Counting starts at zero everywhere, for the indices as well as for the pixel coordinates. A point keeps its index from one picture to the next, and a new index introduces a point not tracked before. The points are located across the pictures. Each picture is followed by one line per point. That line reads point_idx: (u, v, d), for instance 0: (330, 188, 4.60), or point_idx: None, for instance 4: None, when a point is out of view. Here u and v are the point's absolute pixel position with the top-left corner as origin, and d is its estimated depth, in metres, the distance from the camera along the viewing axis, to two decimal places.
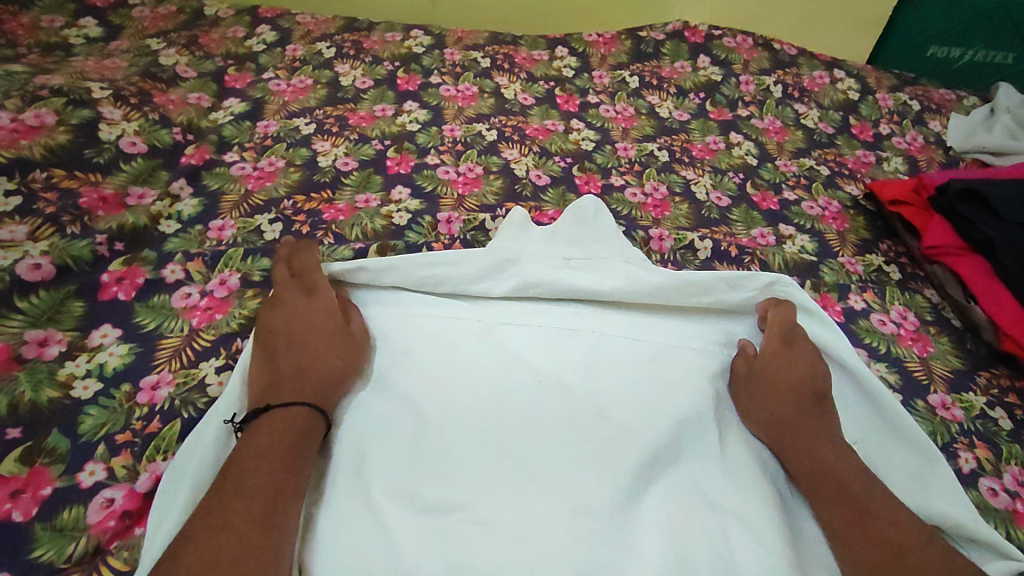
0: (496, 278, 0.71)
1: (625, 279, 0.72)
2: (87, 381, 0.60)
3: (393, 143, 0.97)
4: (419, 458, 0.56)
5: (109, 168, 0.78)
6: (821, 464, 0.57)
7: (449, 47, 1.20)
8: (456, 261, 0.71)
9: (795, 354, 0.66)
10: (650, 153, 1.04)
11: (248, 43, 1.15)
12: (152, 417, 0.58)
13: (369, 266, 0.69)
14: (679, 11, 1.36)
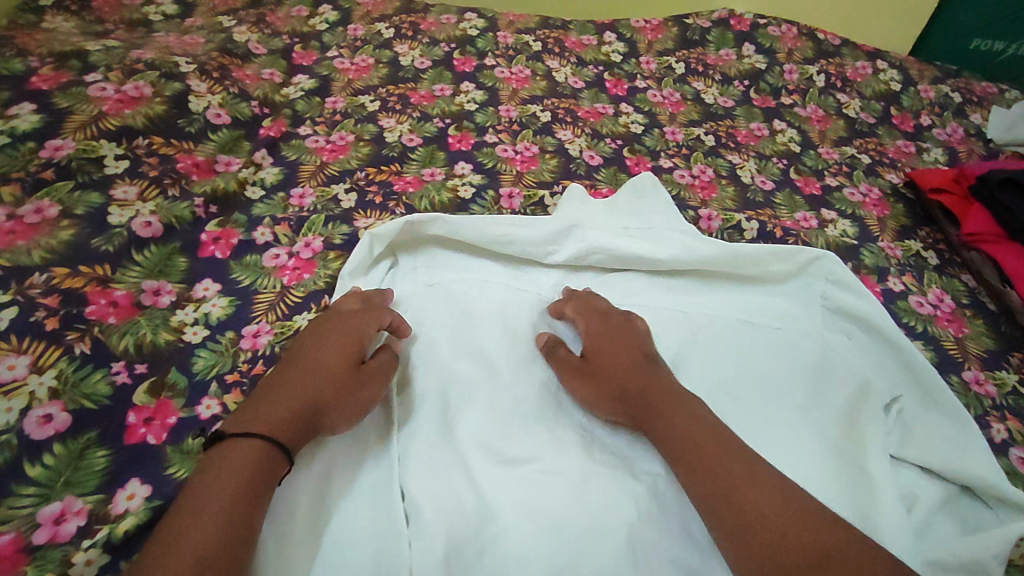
0: (558, 244, 0.78)
1: (678, 250, 0.79)
2: (196, 327, 0.67)
3: (453, 121, 1.02)
4: (500, 413, 0.63)
5: (200, 137, 0.84)
6: (673, 428, 0.57)
7: (502, 30, 1.25)
8: (525, 224, 0.77)
9: (607, 328, 0.67)
10: (696, 137, 1.08)
11: (311, 22, 1.21)
12: (256, 361, 0.65)
13: (444, 218, 0.75)
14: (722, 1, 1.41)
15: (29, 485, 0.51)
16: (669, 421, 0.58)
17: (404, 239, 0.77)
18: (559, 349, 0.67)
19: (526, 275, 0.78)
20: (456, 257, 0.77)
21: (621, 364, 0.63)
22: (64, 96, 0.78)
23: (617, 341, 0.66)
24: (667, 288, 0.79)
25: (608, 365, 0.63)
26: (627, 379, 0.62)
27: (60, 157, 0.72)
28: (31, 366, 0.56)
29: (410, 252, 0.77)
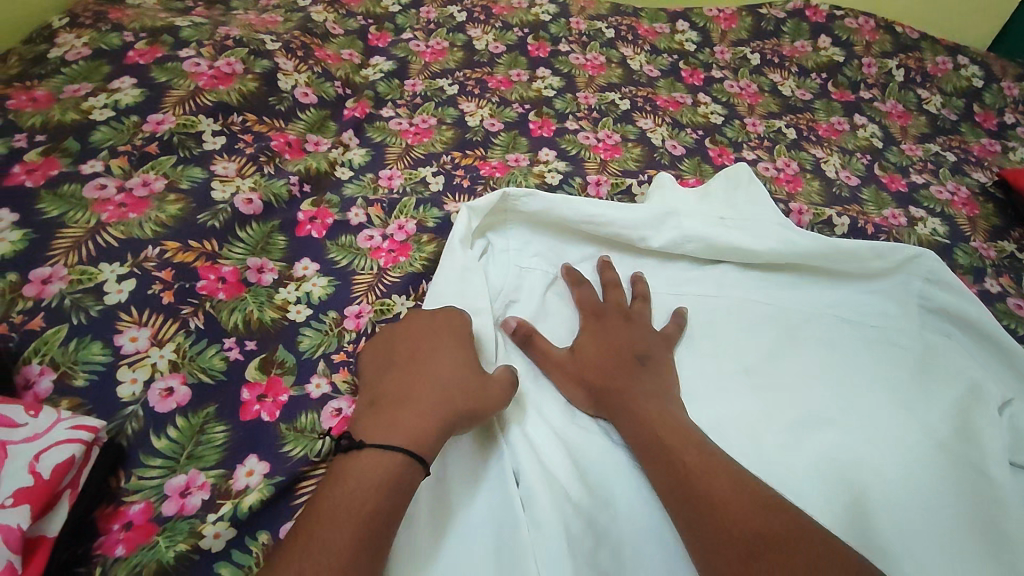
0: (656, 229, 0.76)
1: (778, 241, 0.76)
2: (300, 306, 0.65)
3: (533, 107, 1.00)
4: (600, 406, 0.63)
5: (290, 116, 0.84)
6: (646, 424, 0.57)
7: (575, 17, 1.23)
8: (621, 207, 0.75)
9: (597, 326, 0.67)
10: (778, 130, 1.05)
11: (384, 4, 1.20)
12: (361, 342, 0.64)
13: (539, 195, 0.73)
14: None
15: (156, 457, 0.51)
16: (637, 416, 0.58)
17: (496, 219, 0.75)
18: (535, 337, 0.65)
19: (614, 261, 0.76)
20: (548, 238, 0.76)
21: (598, 360, 0.63)
22: (162, 71, 0.80)
23: (607, 336, 0.65)
24: (762, 282, 0.77)
25: (585, 362, 0.63)
26: (603, 375, 0.62)
27: (162, 132, 0.73)
28: (151, 339, 0.56)
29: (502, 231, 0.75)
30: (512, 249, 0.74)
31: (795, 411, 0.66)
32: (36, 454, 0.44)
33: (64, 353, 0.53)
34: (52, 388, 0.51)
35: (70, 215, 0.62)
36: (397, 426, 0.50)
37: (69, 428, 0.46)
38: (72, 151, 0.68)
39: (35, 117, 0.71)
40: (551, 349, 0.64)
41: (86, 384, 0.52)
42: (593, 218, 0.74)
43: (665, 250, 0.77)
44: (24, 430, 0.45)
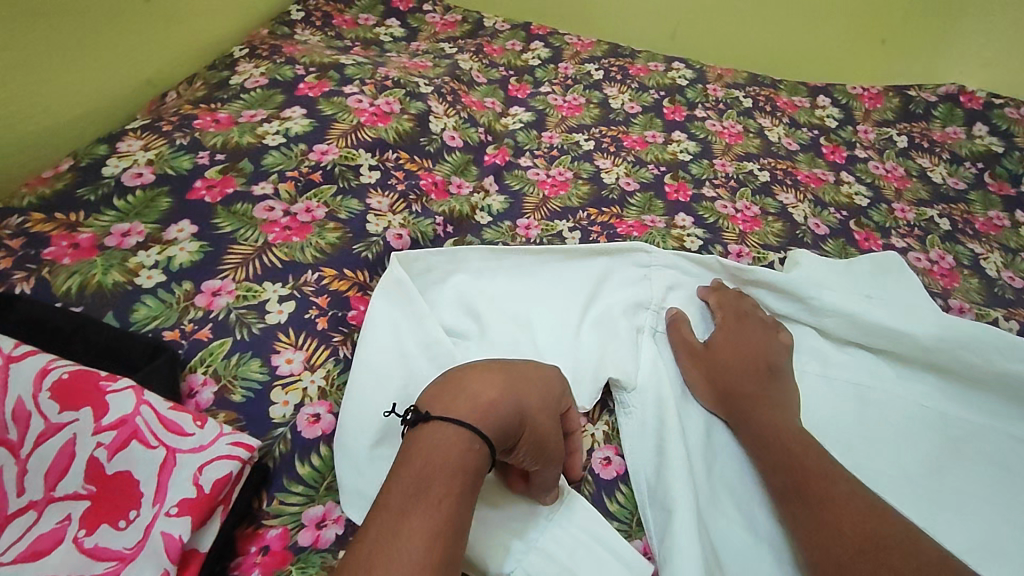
0: (795, 298, 0.73)
1: (937, 325, 0.70)
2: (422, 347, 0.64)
3: (668, 170, 0.99)
4: (738, 485, 0.58)
5: (438, 158, 0.87)
6: (800, 485, 0.54)
7: (712, 83, 1.23)
8: (755, 270, 0.74)
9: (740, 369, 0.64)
10: (930, 219, 0.98)
11: (524, 57, 1.25)
12: None
13: (651, 251, 0.74)
14: (897, 70, 1.45)
15: (299, 484, 0.51)
16: (791, 472, 0.55)
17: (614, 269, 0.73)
18: (681, 329, 0.68)
19: (756, 316, 0.70)
20: (674, 295, 0.73)
21: (734, 366, 0.64)
22: (329, 105, 0.85)
23: (742, 359, 0.65)
24: (920, 380, 0.70)
25: (730, 374, 0.63)
26: (739, 384, 0.62)
27: (326, 162, 0.76)
28: (304, 362, 0.57)
29: (625, 281, 0.73)
30: (641, 301, 0.71)
31: (960, 532, 0.59)
32: (200, 465, 0.44)
33: (226, 366, 0.55)
34: (213, 399, 0.53)
35: (241, 233, 0.65)
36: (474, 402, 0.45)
37: (230, 443, 0.46)
38: (246, 172, 0.72)
39: (216, 138, 0.76)
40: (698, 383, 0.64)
41: (243, 401, 0.53)
42: (671, 263, 0.74)
43: (803, 321, 0.73)
44: (192, 438, 0.45)
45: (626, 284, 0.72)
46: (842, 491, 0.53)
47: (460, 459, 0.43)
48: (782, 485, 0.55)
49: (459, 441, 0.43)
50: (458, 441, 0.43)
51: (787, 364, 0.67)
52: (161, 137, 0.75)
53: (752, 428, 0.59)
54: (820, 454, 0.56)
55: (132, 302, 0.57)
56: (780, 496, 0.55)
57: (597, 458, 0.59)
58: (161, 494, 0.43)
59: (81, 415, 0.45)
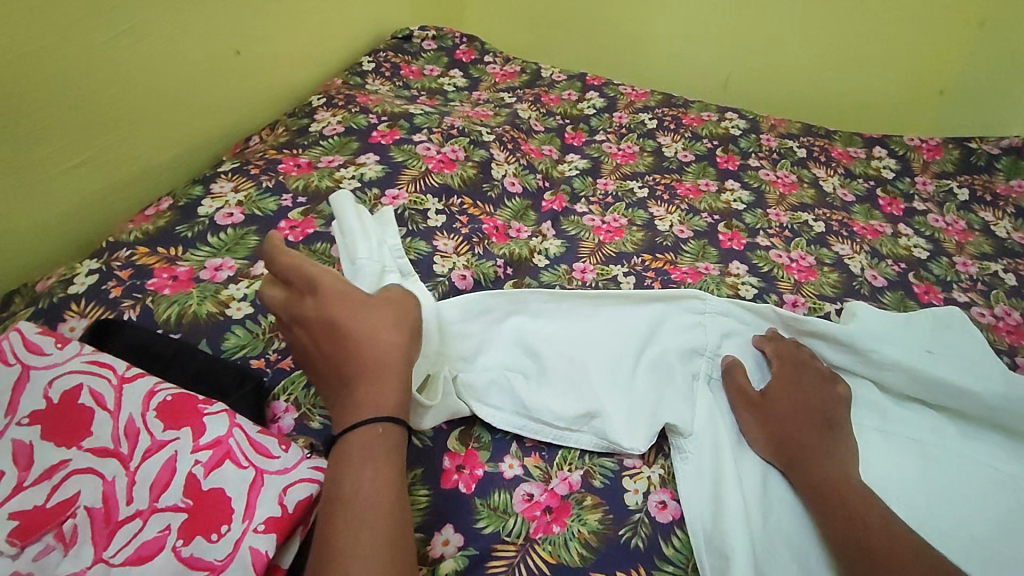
0: (849, 349, 0.73)
1: (1004, 384, 0.69)
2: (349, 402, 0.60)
3: (722, 219, 1.01)
4: (795, 536, 0.58)
5: (499, 203, 0.91)
6: (859, 540, 0.53)
7: (765, 133, 1.25)
8: (806, 321, 0.75)
9: (798, 417, 0.64)
10: (994, 273, 0.97)
11: (580, 106, 1.30)
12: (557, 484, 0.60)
13: (706, 297, 0.76)
14: (953, 121, 1.45)
15: None
16: (853, 526, 0.55)
17: (670, 312, 0.75)
18: (737, 378, 0.68)
19: (812, 366, 0.70)
20: (727, 343, 0.74)
21: (789, 413, 0.65)
22: (399, 152, 0.91)
23: (798, 408, 0.65)
24: (984, 439, 0.69)
25: (786, 420, 0.64)
26: (795, 432, 0.63)
27: (397, 207, 0.82)
28: None
29: (680, 326, 0.74)
30: (695, 348, 0.72)
31: None
32: (284, 486, 0.48)
33: (306, 395, 0.59)
34: (293, 425, 0.57)
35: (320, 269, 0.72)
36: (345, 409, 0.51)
37: (311, 467, 0.50)
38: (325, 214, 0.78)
39: (298, 181, 0.82)
40: (755, 432, 0.65)
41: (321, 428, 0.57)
42: (726, 310, 0.76)
43: (859, 373, 0.73)
44: (278, 461, 0.50)
45: (680, 329, 0.73)
46: (906, 545, 0.52)
47: (379, 450, 0.49)
48: (843, 540, 0.54)
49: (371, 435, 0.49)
50: (367, 439, 0.49)
51: (844, 415, 0.66)
52: (249, 179, 0.82)
53: (810, 475, 0.60)
54: (882, 507, 0.56)
55: (223, 332, 0.62)
56: (839, 550, 0.54)
57: (653, 501, 0.60)
58: (250, 511, 0.47)
59: (182, 435, 0.49)
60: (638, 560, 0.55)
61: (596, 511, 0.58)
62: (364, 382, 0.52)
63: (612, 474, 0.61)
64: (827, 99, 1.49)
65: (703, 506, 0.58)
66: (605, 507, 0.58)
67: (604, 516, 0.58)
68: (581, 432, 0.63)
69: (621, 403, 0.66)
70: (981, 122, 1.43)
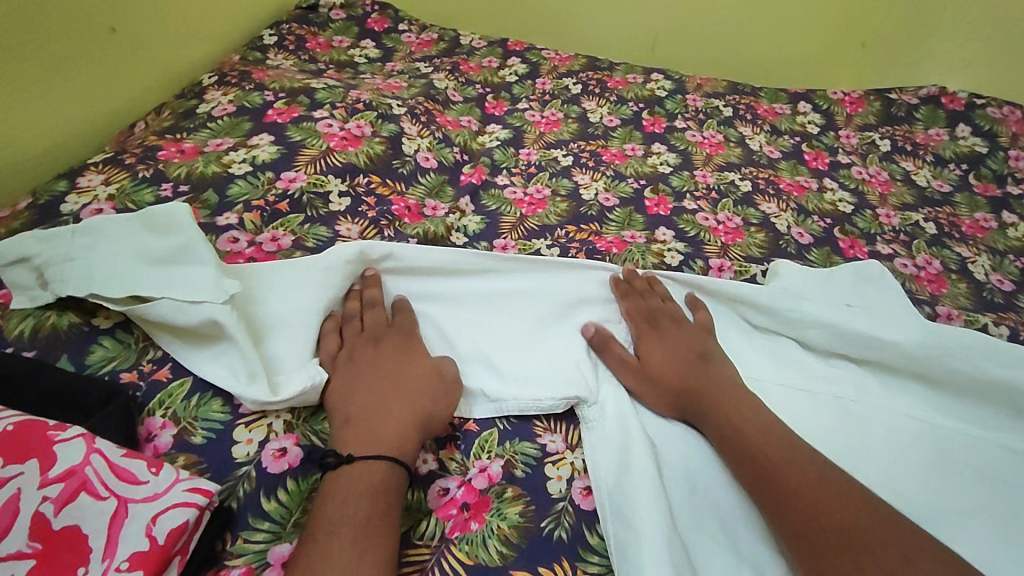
0: (768, 311, 0.72)
1: (921, 334, 0.69)
2: (206, 424, 0.52)
3: (648, 183, 0.97)
4: (700, 485, 0.57)
5: (411, 180, 0.85)
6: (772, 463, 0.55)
7: (691, 94, 1.22)
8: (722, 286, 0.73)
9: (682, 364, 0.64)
10: (915, 223, 0.97)
11: (501, 73, 1.24)
12: (477, 479, 0.56)
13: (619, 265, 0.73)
14: (874, 75, 1.46)
15: (264, 521, 0.48)
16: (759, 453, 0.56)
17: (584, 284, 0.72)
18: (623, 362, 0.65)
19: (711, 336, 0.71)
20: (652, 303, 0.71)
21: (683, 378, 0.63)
22: (297, 130, 0.83)
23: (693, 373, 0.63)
24: (907, 390, 0.69)
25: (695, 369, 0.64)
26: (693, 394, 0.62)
27: (294, 190, 0.75)
28: None
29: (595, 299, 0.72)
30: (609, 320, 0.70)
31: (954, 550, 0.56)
32: (154, 515, 0.43)
33: (186, 408, 0.53)
34: (171, 442, 0.51)
35: None
36: (367, 434, 0.52)
37: (187, 490, 0.44)
38: (210, 204, 0.71)
39: (181, 168, 0.74)
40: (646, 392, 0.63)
41: (204, 442, 0.51)
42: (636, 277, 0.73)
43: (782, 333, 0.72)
44: (145, 487, 0.44)
45: (592, 297, 0.71)
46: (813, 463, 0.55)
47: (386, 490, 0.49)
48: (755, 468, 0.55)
49: (382, 470, 0.50)
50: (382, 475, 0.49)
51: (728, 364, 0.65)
52: (124, 170, 0.73)
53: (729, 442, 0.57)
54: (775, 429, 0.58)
55: (88, 344, 0.55)
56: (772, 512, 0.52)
57: (577, 488, 0.57)
58: (111, 548, 0.41)
59: (27, 468, 0.42)
60: (561, 552, 0.52)
61: (517, 503, 0.55)
62: (385, 423, 0.53)
63: (534, 461, 0.58)
64: (752, 58, 1.47)
65: (607, 471, 0.56)
66: (527, 499, 0.55)
67: (525, 508, 0.54)
68: (493, 412, 0.61)
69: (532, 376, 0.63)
70: (898, 75, 1.45)
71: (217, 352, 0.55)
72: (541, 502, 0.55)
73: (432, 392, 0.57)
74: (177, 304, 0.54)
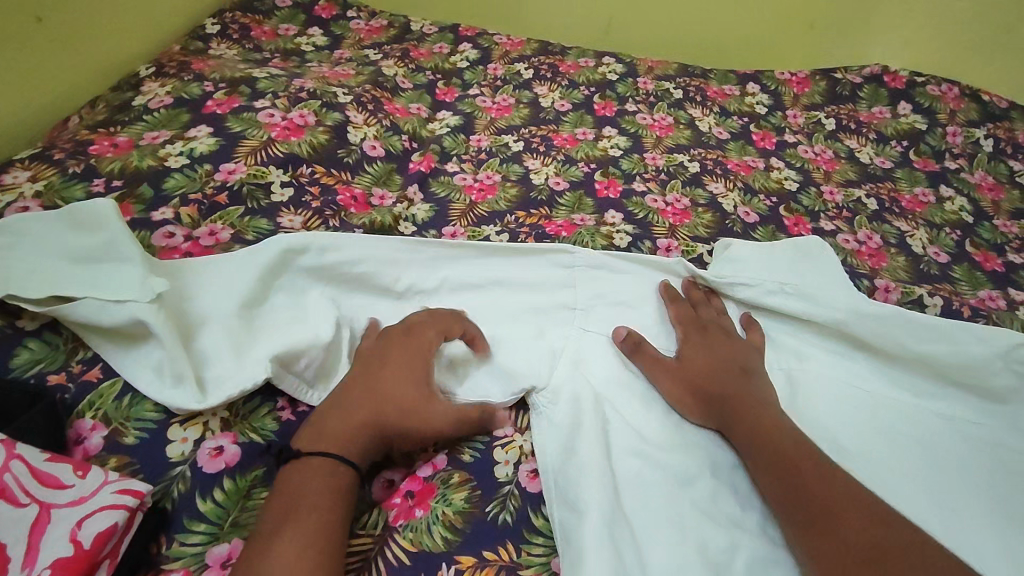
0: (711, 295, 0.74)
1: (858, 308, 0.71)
2: (139, 424, 0.51)
3: (598, 167, 0.98)
4: (651, 460, 0.58)
5: (357, 169, 0.84)
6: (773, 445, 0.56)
7: (642, 77, 1.22)
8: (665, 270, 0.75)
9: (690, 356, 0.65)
10: (857, 199, 0.99)
11: (452, 59, 1.23)
12: (424, 468, 0.57)
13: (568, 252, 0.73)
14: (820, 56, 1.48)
15: (201, 522, 0.48)
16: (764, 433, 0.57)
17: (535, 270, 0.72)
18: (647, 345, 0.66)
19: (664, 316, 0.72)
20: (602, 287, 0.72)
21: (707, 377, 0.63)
22: (237, 121, 0.81)
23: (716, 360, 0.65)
24: (845, 362, 0.70)
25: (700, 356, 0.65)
26: (735, 401, 0.60)
27: (233, 182, 0.73)
28: None
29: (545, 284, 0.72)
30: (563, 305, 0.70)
31: None
32: (79, 519, 0.42)
33: (118, 408, 0.52)
34: (102, 444, 0.50)
35: None
36: (338, 433, 0.51)
37: (116, 492, 0.44)
38: (145, 198, 0.69)
39: (114, 163, 0.72)
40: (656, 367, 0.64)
41: (137, 443, 0.50)
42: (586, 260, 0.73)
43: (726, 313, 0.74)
44: (70, 491, 0.43)
45: (544, 283, 0.71)
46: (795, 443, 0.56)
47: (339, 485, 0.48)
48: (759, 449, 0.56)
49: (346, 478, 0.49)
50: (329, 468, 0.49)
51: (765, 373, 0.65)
52: (52, 166, 0.71)
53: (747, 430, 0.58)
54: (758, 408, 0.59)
55: (12, 346, 0.53)
56: (794, 528, 0.50)
57: (523, 471, 0.57)
58: (32, 556, 0.40)
59: None
60: (506, 535, 0.52)
61: (462, 489, 0.55)
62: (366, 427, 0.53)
63: (482, 447, 0.59)
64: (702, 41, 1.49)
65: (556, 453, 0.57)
66: (472, 484, 0.55)
67: (470, 494, 0.55)
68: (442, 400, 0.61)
69: (479, 366, 0.64)
70: (842, 56, 1.48)
71: (144, 352, 0.54)
72: (488, 487, 0.56)
73: (411, 387, 0.56)
74: (102, 304, 0.53)
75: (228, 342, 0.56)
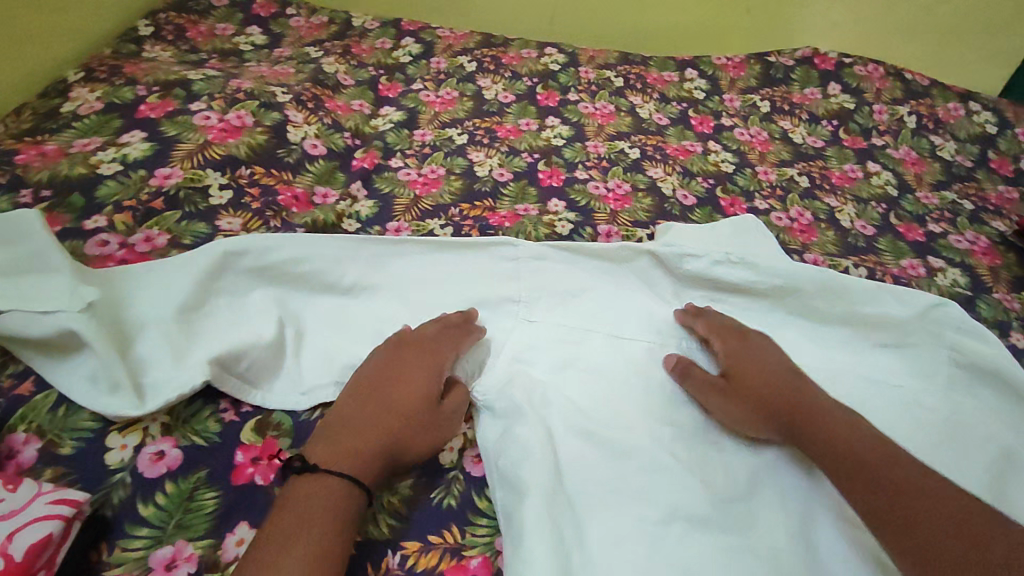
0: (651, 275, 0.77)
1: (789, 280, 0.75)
2: (75, 435, 0.51)
3: (542, 157, 1.00)
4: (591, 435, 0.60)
5: (299, 169, 0.84)
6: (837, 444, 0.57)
7: (584, 66, 1.25)
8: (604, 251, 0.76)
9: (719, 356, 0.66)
10: (790, 178, 1.04)
11: (395, 54, 1.23)
12: None
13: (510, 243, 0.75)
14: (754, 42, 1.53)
15: (142, 527, 0.48)
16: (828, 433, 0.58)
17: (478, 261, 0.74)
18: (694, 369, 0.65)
19: (605, 296, 0.74)
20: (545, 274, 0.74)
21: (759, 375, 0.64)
22: (172, 125, 0.80)
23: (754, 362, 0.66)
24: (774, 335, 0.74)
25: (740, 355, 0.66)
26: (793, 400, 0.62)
27: (169, 186, 0.73)
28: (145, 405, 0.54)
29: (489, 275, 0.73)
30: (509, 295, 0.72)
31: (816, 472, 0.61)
32: (11, 532, 0.42)
33: (52, 419, 0.52)
34: (36, 457, 0.50)
35: None
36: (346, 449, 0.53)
37: (48, 504, 0.44)
38: (75, 207, 0.68)
39: (42, 172, 0.71)
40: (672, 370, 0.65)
41: (73, 453, 0.51)
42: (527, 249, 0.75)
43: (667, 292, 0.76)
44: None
45: (488, 275, 0.73)
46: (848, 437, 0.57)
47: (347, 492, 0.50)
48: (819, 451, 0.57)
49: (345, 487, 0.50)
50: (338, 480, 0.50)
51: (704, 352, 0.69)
52: None
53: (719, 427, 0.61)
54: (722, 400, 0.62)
55: None
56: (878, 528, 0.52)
57: (468, 457, 0.60)
58: None
59: None
60: (451, 519, 0.55)
61: (408, 478, 0.57)
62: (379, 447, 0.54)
63: None
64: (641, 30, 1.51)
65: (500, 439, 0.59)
66: (418, 472, 0.57)
67: (416, 482, 0.57)
68: None
69: None
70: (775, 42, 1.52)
71: (77, 361, 0.54)
72: (433, 476, 0.57)
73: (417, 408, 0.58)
74: (29, 315, 0.53)
75: (167, 347, 0.56)
